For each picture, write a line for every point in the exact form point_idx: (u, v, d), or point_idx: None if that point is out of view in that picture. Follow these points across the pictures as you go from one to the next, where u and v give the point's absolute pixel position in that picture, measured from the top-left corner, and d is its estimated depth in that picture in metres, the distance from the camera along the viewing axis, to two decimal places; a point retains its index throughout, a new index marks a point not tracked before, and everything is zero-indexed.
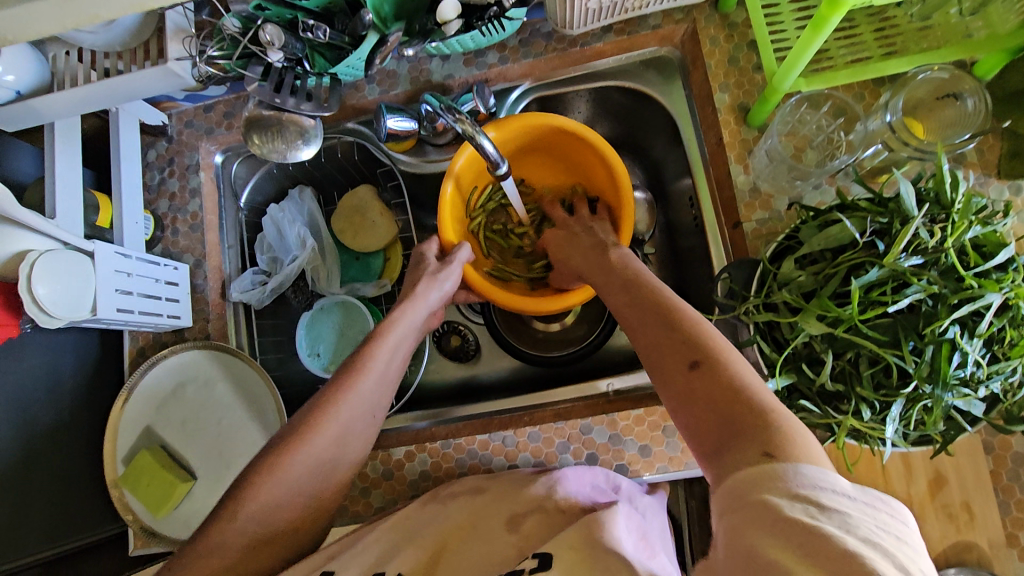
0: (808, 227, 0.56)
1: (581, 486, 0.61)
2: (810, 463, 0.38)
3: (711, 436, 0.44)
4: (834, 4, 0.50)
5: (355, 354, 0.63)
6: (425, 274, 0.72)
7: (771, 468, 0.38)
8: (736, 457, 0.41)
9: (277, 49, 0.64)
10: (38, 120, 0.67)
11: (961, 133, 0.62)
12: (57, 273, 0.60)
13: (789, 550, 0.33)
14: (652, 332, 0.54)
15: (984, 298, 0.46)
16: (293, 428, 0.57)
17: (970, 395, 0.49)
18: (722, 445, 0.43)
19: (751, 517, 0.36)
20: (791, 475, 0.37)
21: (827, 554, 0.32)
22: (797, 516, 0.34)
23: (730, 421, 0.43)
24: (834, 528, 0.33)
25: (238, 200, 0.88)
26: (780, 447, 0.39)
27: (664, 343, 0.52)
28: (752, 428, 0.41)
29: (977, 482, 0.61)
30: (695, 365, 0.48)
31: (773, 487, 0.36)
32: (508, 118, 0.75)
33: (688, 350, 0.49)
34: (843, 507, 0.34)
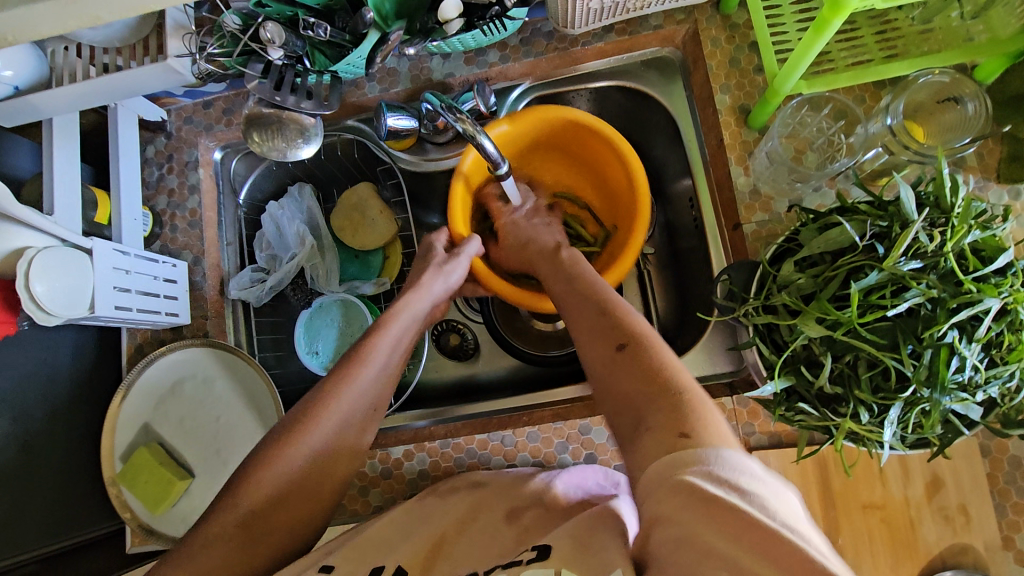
0: (807, 230, 0.56)
1: (581, 484, 0.62)
2: (717, 442, 0.41)
3: (630, 418, 0.48)
4: (836, 7, 0.50)
5: (358, 344, 0.63)
6: (431, 264, 0.73)
7: (685, 447, 0.40)
8: (652, 435, 0.44)
9: (277, 47, 0.64)
10: (37, 116, 0.66)
11: (962, 137, 0.62)
12: (55, 271, 0.60)
13: (718, 531, 0.35)
14: (589, 321, 0.57)
15: (983, 303, 0.46)
16: (292, 421, 0.57)
17: (968, 400, 0.49)
18: (640, 425, 0.46)
19: (670, 491, 0.38)
20: (710, 456, 0.39)
21: (750, 531, 0.34)
22: (717, 492, 0.36)
23: (649, 402, 0.47)
24: (750, 504, 0.35)
25: (237, 197, 0.88)
26: (694, 428, 0.42)
27: (599, 331, 0.55)
28: (668, 408, 0.45)
29: (974, 484, 0.61)
30: (621, 348, 0.52)
31: (686, 462, 0.39)
32: (527, 111, 0.75)
33: (617, 336, 0.54)
34: (755, 485, 0.37)
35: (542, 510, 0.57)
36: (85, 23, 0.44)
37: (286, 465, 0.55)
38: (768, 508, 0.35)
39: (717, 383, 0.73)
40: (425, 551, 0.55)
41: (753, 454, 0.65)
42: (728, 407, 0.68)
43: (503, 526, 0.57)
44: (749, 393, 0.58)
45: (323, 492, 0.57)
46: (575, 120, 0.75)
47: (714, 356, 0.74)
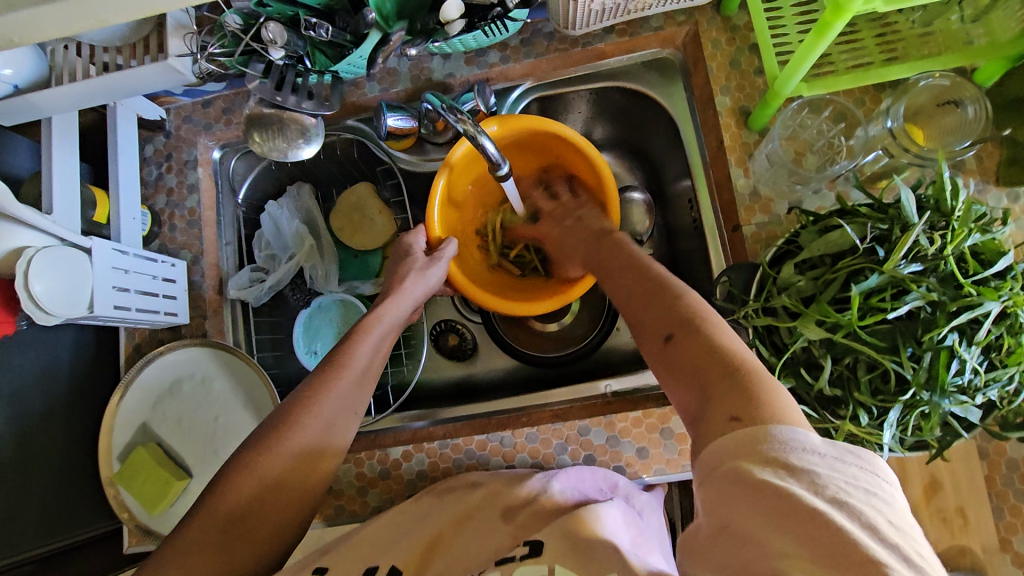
0: (808, 232, 0.56)
1: (578, 486, 0.62)
2: (782, 427, 0.37)
3: (692, 404, 0.45)
4: (837, 11, 0.50)
5: (336, 351, 0.63)
6: (411, 269, 0.72)
7: (737, 434, 0.38)
8: (711, 430, 0.40)
9: (278, 47, 0.64)
10: (36, 114, 0.66)
11: (962, 140, 0.62)
12: (52, 270, 0.59)
13: (762, 518, 0.34)
14: (637, 308, 0.55)
15: (983, 306, 0.47)
16: (270, 427, 0.57)
17: (967, 403, 0.49)
18: (700, 412, 0.43)
19: (724, 481, 0.37)
20: (763, 438, 0.37)
21: (796, 514, 0.33)
22: (766, 477, 0.35)
23: (705, 388, 0.43)
24: (799, 487, 0.34)
25: (237, 196, 0.88)
26: (748, 409, 0.39)
27: (647, 319, 0.52)
28: (728, 391, 0.41)
29: (972, 486, 0.62)
30: (668, 339, 0.49)
31: (754, 462, 0.36)
32: (511, 117, 0.75)
33: (665, 322, 0.50)
34: (809, 463, 0.35)
35: (539, 508, 0.57)
36: (92, 23, 0.44)
37: (279, 467, 0.55)
38: (817, 486, 0.34)
39: None
40: (422, 553, 0.56)
41: None
42: None
43: (499, 523, 0.57)
44: None
45: (301, 492, 0.56)
46: (558, 132, 0.74)
47: None
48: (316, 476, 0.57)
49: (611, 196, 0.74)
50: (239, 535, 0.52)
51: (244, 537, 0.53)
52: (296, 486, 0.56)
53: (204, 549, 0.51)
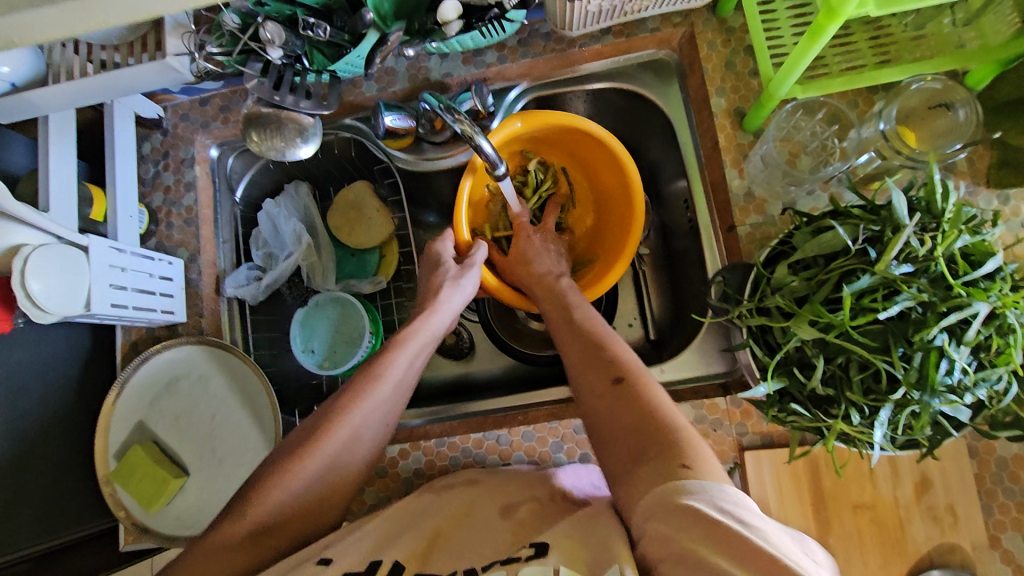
0: (801, 233, 0.57)
1: (577, 483, 0.63)
2: (713, 476, 0.44)
3: (627, 449, 0.52)
4: (831, 14, 0.51)
5: (373, 362, 0.63)
6: (444, 279, 0.72)
7: (688, 479, 0.44)
8: (650, 470, 0.47)
9: (276, 47, 0.64)
10: (32, 111, 0.66)
11: (952, 143, 0.63)
12: (50, 268, 0.60)
13: (720, 551, 0.38)
14: (587, 358, 0.62)
15: (972, 306, 0.48)
16: (306, 434, 0.58)
17: (957, 402, 0.50)
18: (639, 455, 0.50)
19: (673, 515, 0.41)
20: (710, 486, 0.43)
21: (750, 556, 0.37)
22: (722, 519, 0.39)
23: (646, 435, 0.51)
24: (753, 534, 0.38)
25: (233, 194, 0.88)
26: (690, 458, 0.46)
27: (595, 367, 0.60)
28: (664, 443, 0.49)
29: (962, 485, 0.62)
30: (618, 382, 0.57)
31: (690, 497, 0.42)
32: (533, 112, 0.75)
33: (614, 372, 0.58)
34: (756, 517, 0.40)
35: (537, 506, 0.58)
36: (93, 25, 0.44)
37: (308, 474, 0.56)
38: (768, 539, 0.38)
39: (711, 383, 0.74)
40: (423, 544, 0.56)
41: (746, 454, 0.66)
42: (721, 407, 0.68)
43: (499, 520, 0.57)
44: (741, 394, 0.59)
45: (330, 501, 0.58)
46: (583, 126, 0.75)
47: (708, 357, 0.75)
48: (341, 485, 0.59)
49: (637, 192, 0.75)
50: (267, 535, 0.54)
51: (269, 539, 0.54)
52: (324, 497, 0.57)
53: (234, 555, 0.52)
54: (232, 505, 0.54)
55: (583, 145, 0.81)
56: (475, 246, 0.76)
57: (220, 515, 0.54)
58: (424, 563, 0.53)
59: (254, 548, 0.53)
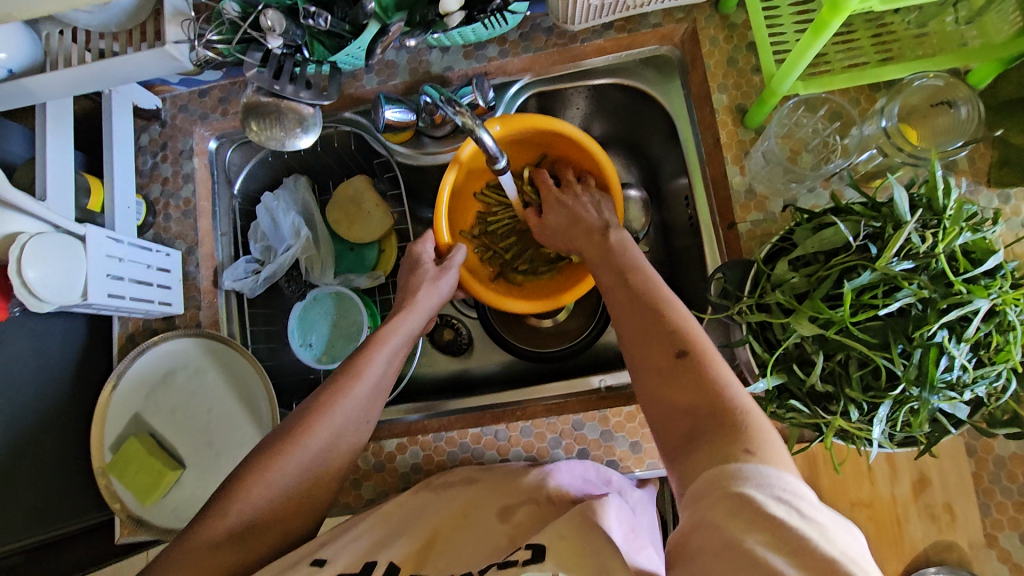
0: (802, 229, 0.57)
1: (574, 479, 0.63)
2: (782, 469, 0.41)
3: (685, 428, 0.47)
4: (835, 9, 0.51)
5: (350, 360, 0.63)
6: (424, 280, 0.72)
7: (746, 466, 0.40)
8: (711, 456, 0.43)
9: (277, 35, 0.63)
10: (30, 99, 0.65)
11: (954, 140, 0.63)
12: (47, 256, 0.59)
13: (769, 544, 0.35)
14: (643, 321, 0.55)
15: (973, 303, 0.47)
16: (284, 431, 0.57)
17: (956, 399, 0.50)
18: (696, 436, 0.46)
19: (726, 506, 0.38)
20: (773, 477, 0.39)
21: (809, 556, 0.34)
22: (779, 513, 0.36)
23: (707, 416, 0.46)
24: (812, 530, 0.36)
25: (232, 186, 0.87)
26: (757, 445, 0.42)
27: (652, 332, 0.54)
28: (731, 428, 0.44)
29: (959, 483, 0.62)
30: (681, 355, 0.51)
31: (754, 490, 0.38)
32: (516, 115, 0.75)
33: (678, 341, 0.52)
34: (816, 512, 0.37)
35: (536, 507, 0.58)
36: None
37: (289, 471, 0.55)
38: (829, 536, 0.35)
39: None
40: (419, 546, 0.55)
41: None
42: None
43: (495, 522, 0.58)
44: (741, 391, 0.59)
45: (311, 497, 0.57)
46: (559, 126, 0.75)
47: None
48: (322, 482, 0.58)
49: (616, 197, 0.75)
50: (248, 532, 0.53)
51: (254, 538, 0.54)
52: (307, 493, 0.57)
53: (214, 553, 0.51)
54: (228, 500, 0.54)
55: (571, 150, 0.80)
56: (454, 248, 0.75)
57: (216, 512, 0.54)
58: (420, 564, 0.53)
59: (238, 547, 0.52)
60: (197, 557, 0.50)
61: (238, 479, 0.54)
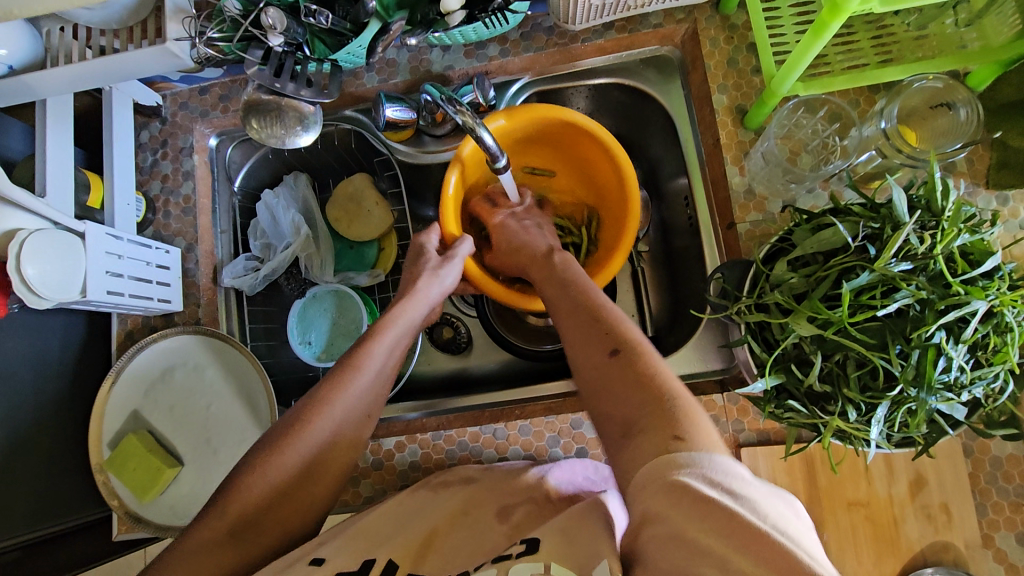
0: (801, 230, 0.57)
1: (572, 478, 0.63)
2: (714, 450, 0.41)
3: (621, 421, 0.48)
4: (835, 10, 0.51)
5: (350, 353, 0.62)
6: (424, 270, 0.71)
7: (682, 454, 0.41)
8: (649, 444, 0.43)
9: (278, 33, 0.63)
10: (30, 96, 0.65)
11: (953, 142, 0.63)
12: (46, 253, 0.59)
13: (711, 532, 0.35)
14: (580, 326, 0.57)
15: (971, 305, 0.47)
16: (283, 426, 0.57)
17: (953, 400, 0.50)
18: (633, 427, 0.47)
19: (663, 492, 0.39)
20: (701, 457, 0.40)
21: (743, 535, 0.35)
22: (712, 495, 0.37)
23: (643, 408, 0.47)
24: (742, 507, 0.36)
25: (232, 184, 0.87)
26: (685, 429, 0.43)
27: (590, 332, 0.56)
28: (665, 414, 0.45)
29: (956, 483, 0.63)
30: (615, 352, 0.53)
31: (689, 475, 0.39)
32: (522, 107, 0.75)
33: (611, 342, 0.54)
34: (746, 488, 0.38)
35: (534, 507, 0.58)
36: None
37: (289, 467, 0.55)
38: (759, 510, 0.36)
39: (708, 380, 0.74)
40: (417, 544, 0.55)
41: (742, 451, 0.66)
42: (719, 404, 0.69)
43: (494, 522, 0.58)
44: (740, 390, 0.59)
45: (315, 490, 0.57)
46: (565, 117, 0.74)
47: (705, 354, 0.75)
48: (325, 474, 0.58)
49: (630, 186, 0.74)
50: (247, 530, 0.53)
51: (255, 533, 0.54)
52: (308, 488, 0.57)
53: (212, 551, 0.52)
54: (225, 498, 0.54)
55: (574, 142, 0.80)
56: (461, 239, 0.74)
57: (215, 509, 0.54)
58: (418, 563, 0.53)
59: (237, 544, 0.53)
60: (198, 557, 0.51)
61: (235, 477, 0.54)
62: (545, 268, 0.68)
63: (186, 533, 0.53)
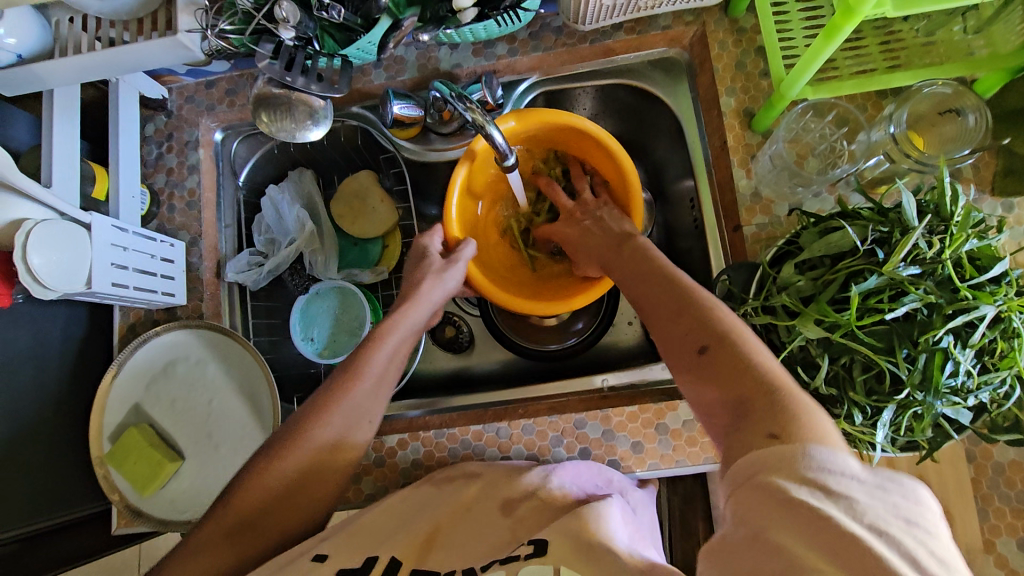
0: (809, 233, 0.57)
1: (577, 480, 0.62)
2: (817, 443, 0.37)
3: (725, 420, 0.44)
4: (848, 14, 0.51)
5: (351, 358, 0.62)
6: (427, 272, 0.71)
7: (775, 450, 0.38)
8: (745, 438, 0.41)
9: (290, 27, 0.63)
10: (39, 84, 0.65)
11: (961, 148, 0.63)
12: (51, 243, 0.59)
13: (788, 526, 0.33)
14: (664, 321, 0.54)
15: (978, 309, 0.48)
16: (288, 435, 0.57)
17: (959, 404, 0.51)
18: (734, 424, 0.43)
19: (753, 492, 0.36)
20: (802, 457, 0.36)
21: (827, 534, 0.32)
22: (803, 498, 0.34)
23: (739, 404, 0.44)
24: (837, 509, 0.33)
25: (237, 178, 0.87)
26: (787, 426, 0.39)
27: (676, 328, 0.52)
28: (766, 411, 0.41)
29: (958, 489, 0.63)
30: (703, 351, 0.48)
31: (785, 476, 0.36)
32: (532, 110, 0.74)
33: (699, 334, 0.49)
34: (849, 488, 0.34)
35: (540, 501, 0.58)
36: None
37: (292, 473, 0.55)
38: (857, 512, 0.33)
39: None
40: (423, 540, 0.55)
41: None
42: None
43: (500, 515, 0.58)
44: None
45: (318, 494, 0.57)
46: (572, 122, 0.74)
47: None
48: (331, 479, 0.58)
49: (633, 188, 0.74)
50: (247, 531, 0.53)
51: (254, 531, 0.54)
52: (311, 489, 0.56)
53: (213, 551, 0.52)
54: (229, 497, 0.54)
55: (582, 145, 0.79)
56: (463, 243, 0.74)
57: (218, 510, 0.54)
58: (425, 559, 0.53)
59: (234, 547, 0.53)
60: (198, 558, 0.51)
61: (241, 482, 0.55)
62: (630, 258, 0.64)
63: (190, 533, 0.54)
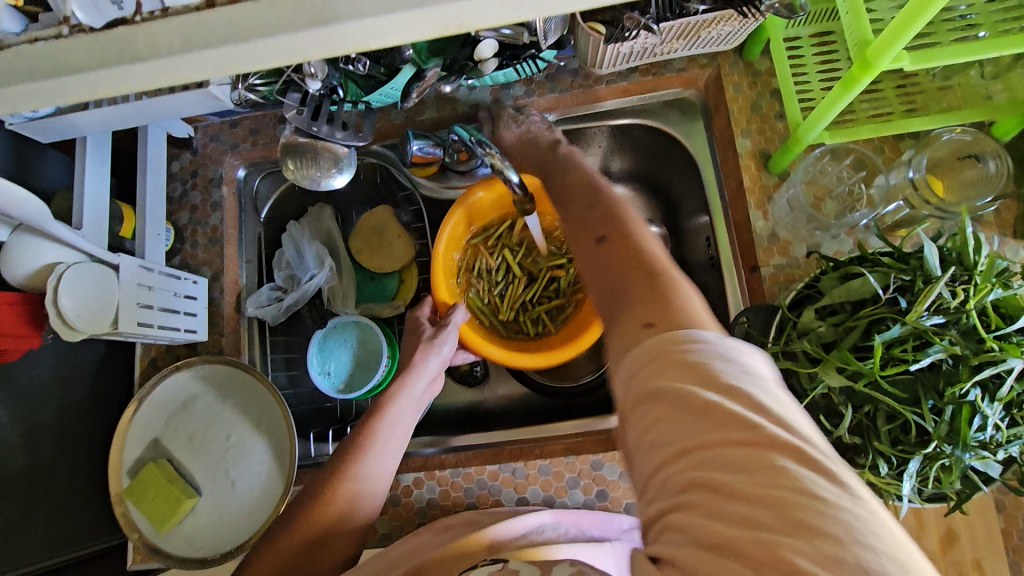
0: (829, 278, 0.57)
1: (592, 522, 0.64)
2: (683, 324, 0.40)
3: (607, 309, 0.47)
4: (865, 67, 0.51)
5: (351, 437, 0.63)
6: (420, 341, 0.71)
7: (647, 341, 0.40)
8: (622, 327, 0.43)
9: (318, 81, 0.64)
10: (74, 132, 0.67)
11: (983, 195, 0.62)
12: (80, 287, 0.60)
13: (659, 412, 0.37)
14: (572, 217, 0.55)
15: (1006, 362, 0.47)
16: (299, 508, 0.59)
17: (988, 457, 0.50)
18: (615, 312, 0.45)
19: (635, 386, 0.40)
20: (666, 341, 0.39)
21: (693, 408, 0.36)
22: (667, 383, 0.37)
23: (622, 290, 0.46)
24: (695, 383, 0.36)
25: (259, 214, 0.89)
26: (659, 313, 0.41)
27: (578, 226, 0.53)
28: (644, 297, 0.44)
29: (989, 541, 0.61)
30: (601, 241, 0.50)
31: (657, 363, 0.39)
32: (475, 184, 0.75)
33: (597, 227, 0.51)
34: (705, 359, 0.37)
35: None
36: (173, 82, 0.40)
37: (293, 545, 0.56)
38: (711, 381, 0.36)
39: None
40: None
41: None
42: None
43: None
44: None
45: (329, 556, 0.57)
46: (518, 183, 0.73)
47: None
48: (337, 549, 0.58)
49: None
50: None
51: None
52: (324, 553, 0.57)
53: None
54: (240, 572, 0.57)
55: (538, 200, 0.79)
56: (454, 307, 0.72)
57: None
58: None
59: None
60: None
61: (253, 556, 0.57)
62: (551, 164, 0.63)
63: None
